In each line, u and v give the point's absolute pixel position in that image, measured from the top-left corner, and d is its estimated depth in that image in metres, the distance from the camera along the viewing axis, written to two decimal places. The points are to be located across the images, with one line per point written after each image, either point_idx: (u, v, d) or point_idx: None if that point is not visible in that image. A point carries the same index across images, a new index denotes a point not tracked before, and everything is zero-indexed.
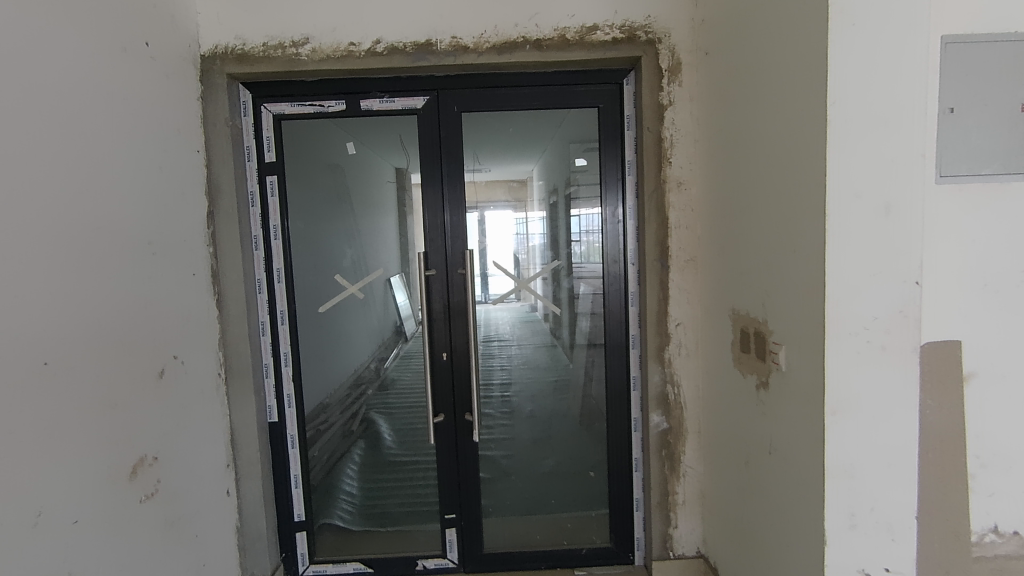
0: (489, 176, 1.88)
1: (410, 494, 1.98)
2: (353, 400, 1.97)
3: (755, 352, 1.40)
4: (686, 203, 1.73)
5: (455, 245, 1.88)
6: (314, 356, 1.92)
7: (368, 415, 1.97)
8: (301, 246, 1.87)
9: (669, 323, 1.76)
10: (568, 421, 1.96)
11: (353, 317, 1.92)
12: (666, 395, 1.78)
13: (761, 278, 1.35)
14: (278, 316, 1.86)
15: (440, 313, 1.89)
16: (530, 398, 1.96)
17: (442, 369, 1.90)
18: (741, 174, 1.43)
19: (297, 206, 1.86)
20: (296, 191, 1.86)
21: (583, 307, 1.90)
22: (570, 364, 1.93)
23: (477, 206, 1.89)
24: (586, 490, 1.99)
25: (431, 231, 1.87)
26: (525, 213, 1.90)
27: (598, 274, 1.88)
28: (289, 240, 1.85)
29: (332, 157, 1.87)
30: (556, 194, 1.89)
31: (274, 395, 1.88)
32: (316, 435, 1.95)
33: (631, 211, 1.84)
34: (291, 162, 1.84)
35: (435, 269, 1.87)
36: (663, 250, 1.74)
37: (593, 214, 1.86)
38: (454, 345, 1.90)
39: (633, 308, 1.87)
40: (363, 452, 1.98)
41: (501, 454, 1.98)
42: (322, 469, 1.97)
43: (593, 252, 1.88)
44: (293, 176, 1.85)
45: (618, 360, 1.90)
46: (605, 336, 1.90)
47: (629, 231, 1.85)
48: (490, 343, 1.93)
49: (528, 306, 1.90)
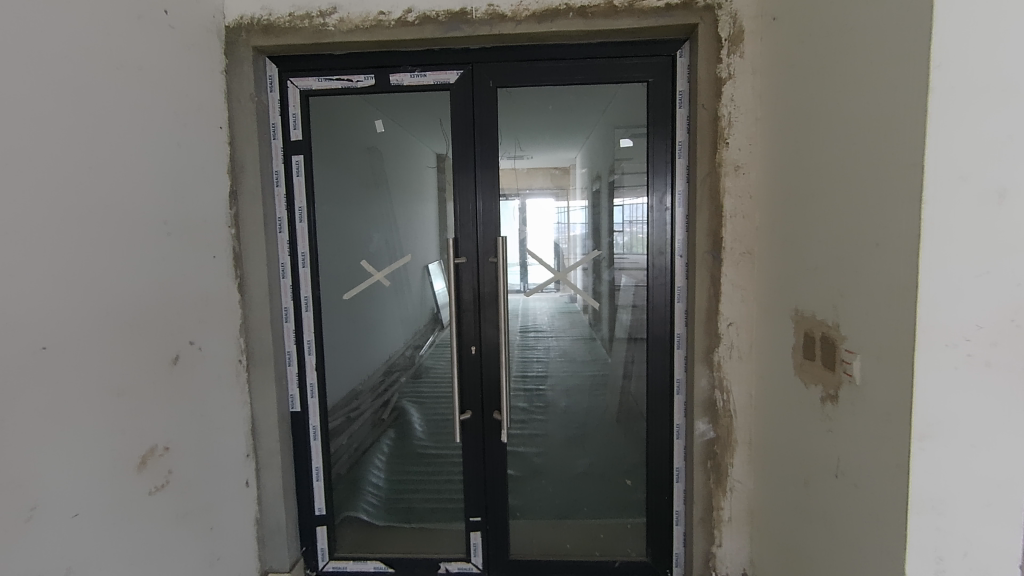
0: (531, 163, 1.75)
1: (436, 490, 1.88)
2: (386, 386, 1.90)
3: (822, 360, 1.23)
4: (743, 190, 1.55)
5: (487, 231, 1.76)
6: (339, 345, 1.84)
7: (400, 404, 1.89)
8: (328, 229, 1.79)
9: (720, 322, 1.59)
10: (605, 423, 1.83)
11: (382, 305, 1.84)
12: (714, 401, 1.62)
13: (833, 275, 1.17)
14: (302, 302, 1.78)
15: (471, 304, 1.77)
16: (564, 392, 1.84)
17: (471, 363, 1.79)
18: (811, 155, 1.24)
19: (323, 186, 1.78)
20: (322, 172, 1.77)
21: (625, 300, 1.75)
22: (608, 359, 1.79)
23: (518, 194, 1.76)
24: (622, 497, 1.85)
25: (463, 216, 1.75)
26: (566, 203, 1.78)
27: (642, 266, 1.72)
28: (315, 223, 1.77)
29: (370, 140, 1.77)
30: (599, 181, 1.75)
31: (297, 384, 1.80)
32: (342, 425, 1.88)
33: (681, 197, 1.67)
34: (319, 141, 1.76)
35: (466, 257, 1.75)
36: (715, 242, 1.57)
37: (638, 204, 1.71)
38: (483, 339, 1.78)
39: (680, 304, 1.71)
40: (390, 444, 1.90)
41: (530, 452, 1.86)
42: (349, 459, 1.90)
43: (637, 243, 1.72)
44: (319, 155, 1.76)
45: (661, 360, 1.74)
46: (648, 331, 1.75)
47: (678, 220, 1.68)
48: (527, 335, 1.81)
49: (568, 297, 1.77)
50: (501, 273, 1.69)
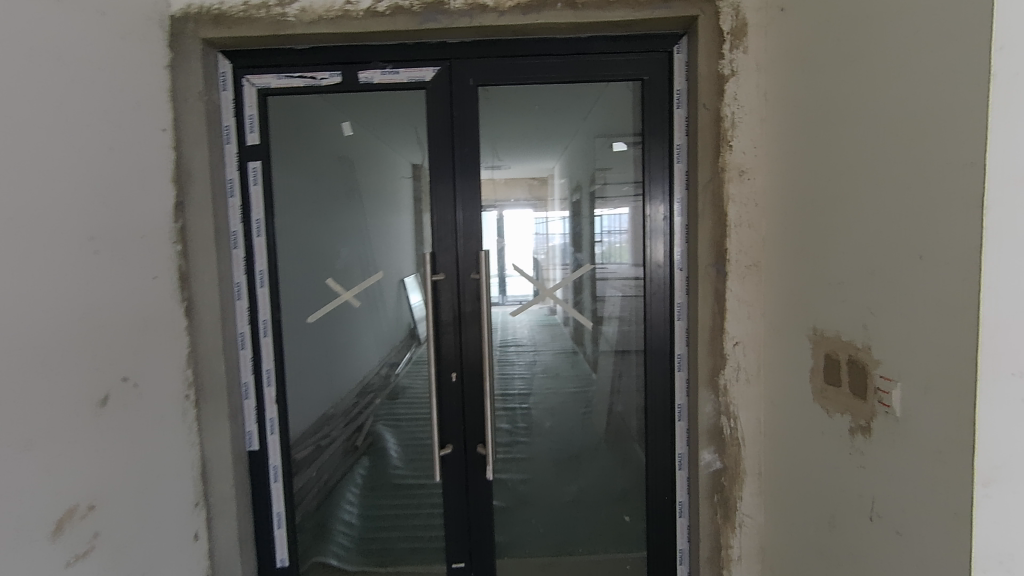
0: (508, 174, 1.61)
1: (416, 527, 1.69)
2: (358, 409, 1.71)
3: (850, 386, 1.09)
4: (748, 197, 1.42)
5: (468, 246, 1.59)
6: (303, 372, 1.65)
7: (375, 428, 1.70)
8: (291, 243, 1.60)
9: (725, 341, 1.45)
10: (599, 449, 1.69)
11: (353, 328, 1.65)
12: (720, 428, 1.48)
13: (856, 286, 1.05)
14: (261, 326, 1.59)
15: (450, 324, 1.60)
16: (552, 413, 1.69)
17: (451, 391, 1.61)
18: (832, 158, 1.12)
19: (283, 195, 1.60)
20: (281, 179, 1.59)
21: (610, 310, 1.62)
22: (594, 375, 1.66)
23: (495, 204, 1.61)
24: (617, 530, 1.71)
25: (442, 228, 1.59)
26: (545, 213, 1.64)
27: (628, 276, 1.60)
28: (276, 236, 1.59)
29: (341, 148, 1.61)
30: (580, 191, 1.62)
31: (255, 419, 1.60)
32: (311, 456, 1.69)
33: (681, 206, 1.54)
34: (278, 144, 1.58)
35: (444, 273, 1.58)
36: (719, 255, 1.44)
37: (620, 214, 1.60)
38: (465, 364, 1.60)
39: (681, 322, 1.56)
40: (366, 471, 1.71)
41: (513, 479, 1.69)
42: (318, 494, 1.70)
43: (615, 252, 1.61)
44: (279, 161, 1.59)
45: (661, 382, 1.60)
46: (646, 341, 1.60)
47: (678, 231, 1.55)
48: (506, 348, 1.66)
49: (547, 306, 1.62)
50: (484, 289, 1.52)
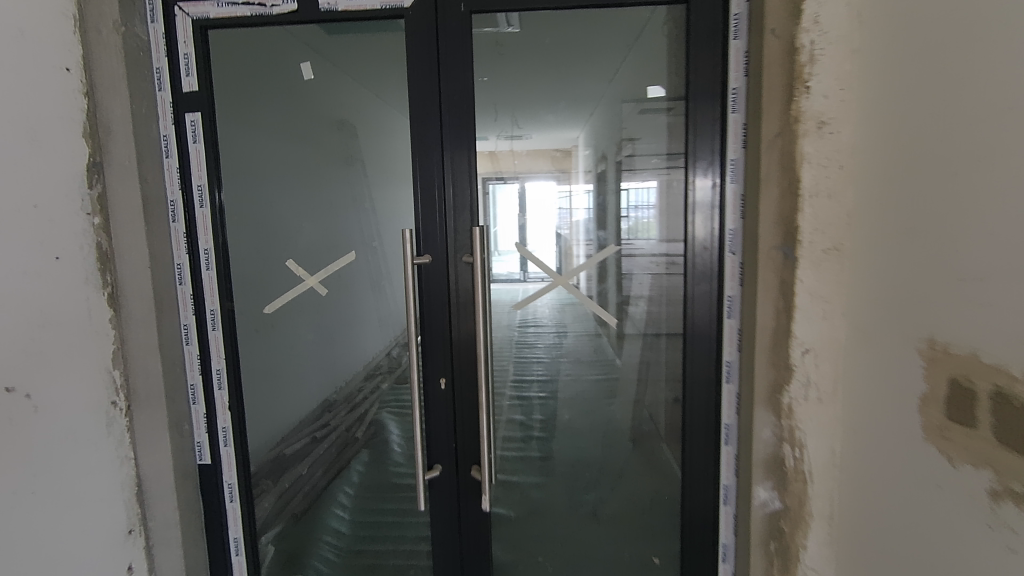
0: (529, 145, 1.35)
1: (410, 541, 1.44)
2: (363, 395, 1.46)
3: (995, 432, 0.78)
4: (829, 155, 1.04)
5: (459, 219, 1.27)
6: (278, 368, 1.43)
7: (378, 417, 1.44)
8: (260, 218, 1.35)
9: (792, 347, 1.11)
10: (625, 458, 1.44)
11: (345, 317, 1.42)
12: (780, 458, 1.16)
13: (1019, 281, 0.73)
14: (207, 318, 1.31)
15: (438, 317, 1.28)
16: (578, 408, 1.43)
17: (440, 400, 1.30)
18: (988, 94, 0.76)
19: (248, 161, 1.34)
20: (239, 137, 1.32)
21: (638, 290, 1.34)
22: (616, 359, 1.39)
23: (518, 176, 1.34)
24: (641, 558, 1.44)
25: (427, 198, 1.27)
26: (569, 186, 1.37)
27: (659, 252, 1.31)
28: (222, 208, 1.30)
29: (341, 110, 1.34)
30: (605, 162, 1.35)
31: (205, 429, 1.35)
32: (298, 454, 1.47)
33: (735, 169, 1.20)
34: (243, 96, 1.32)
35: (430, 256, 1.26)
36: (788, 235, 1.09)
37: (646, 187, 1.31)
38: (456, 368, 1.30)
39: (731, 319, 1.24)
40: (362, 468, 1.45)
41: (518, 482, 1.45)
42: (303, 498, 1.47)
43: (642, 228, 1.31)
44: (224, 116, 1.30)
45: (705, 393, 1.29)
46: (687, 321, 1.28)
47: (732, 204, 1.21)
48: (525, 330, 1.40)
49: (569, 285, 1.33)
50: (480, 274, 1.17)
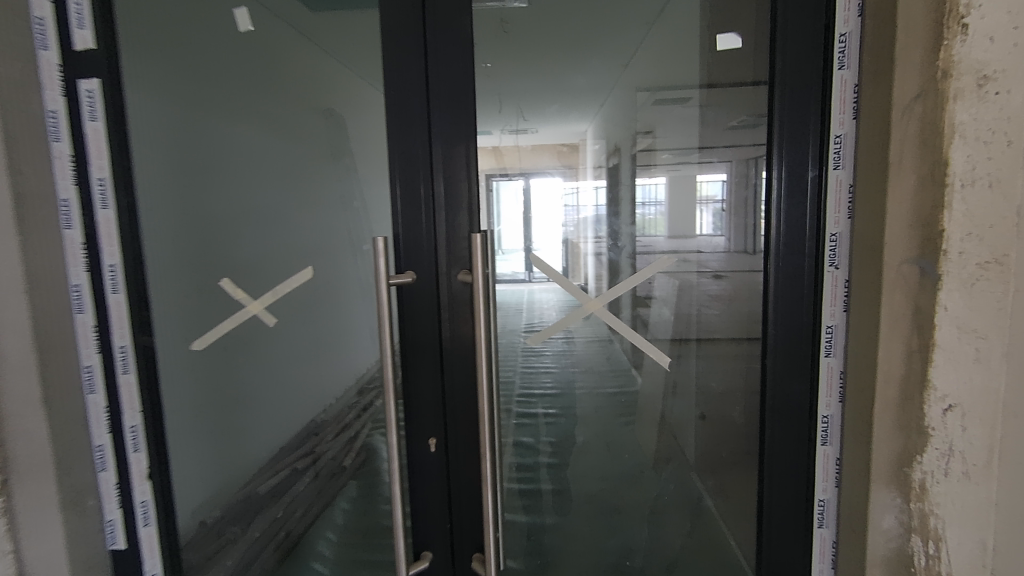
0: (535, 138, 1.54)
1: None
2: (353, 418, 1.30)
3: None
4: (987, 126, 0.69)
5: (455, 222, 0.92)
6: (289, 380, 1.41)
7: (370, 441, 1.29)
8: (236, 226, 1.22)
9: (932, 400, 0.76)
10: (668, 490, 1.77)
11: (332, 334, 1.27)
12: (908, 557, 0.80)
13: None
14: (117, 358, 0.99)
15: (427, 355, 0.94)
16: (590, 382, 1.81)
17: (430, 466, 0.96)
18: None
19: (215, 160, 1.19)
20: (207, 135, 1.18)
21: None
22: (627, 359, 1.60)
23: (507, 175, 1.22)
24: None
25: (412, 193, 0.92)
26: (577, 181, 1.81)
27: None
28: (171, 214, 1.11)
29: (330, 99, 1.13)
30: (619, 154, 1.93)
31: (119, 501, 1.02)
32: (277, 491, 1.41)
33: (844, 148, 0.84)
34: (211, 89, 1.18)
35: (415, 274, 0.91)
36: (928, 244, 0.74)
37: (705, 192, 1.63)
38: (450, 423, 0.96)
39: (831, 358, 0.88)
40: (348, 505, 1.33)
41: (526, 519, 1.70)
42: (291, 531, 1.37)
43: (650, 223, 1.78)
44: (177, 108, 1.13)
45: (792, 460, 0.94)
46: (766, 355, 0.94)
47: (837, 197, 0.85)
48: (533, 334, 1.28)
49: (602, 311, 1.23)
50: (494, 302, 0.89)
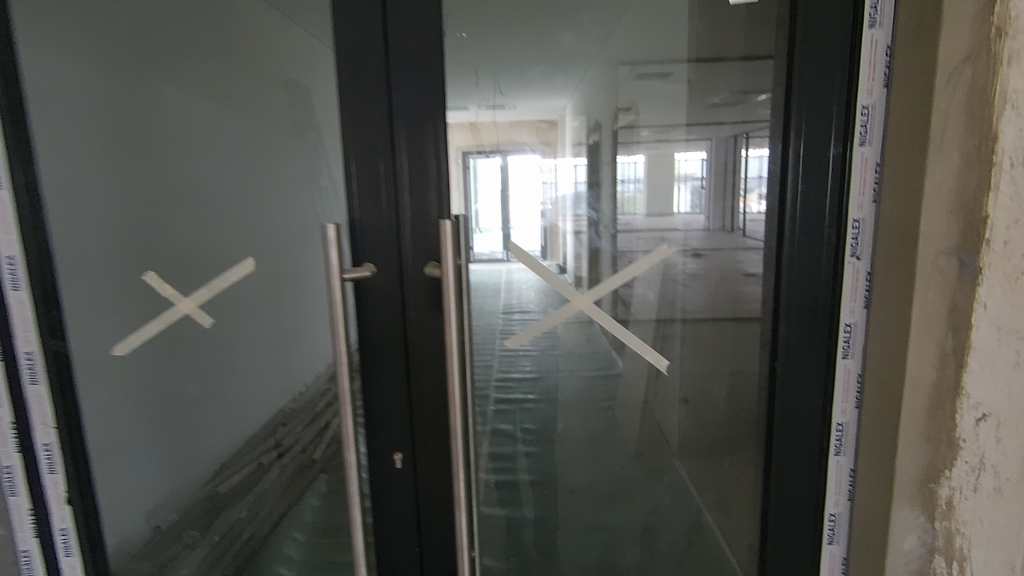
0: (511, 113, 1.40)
1: None
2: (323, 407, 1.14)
3: None
4: None
5: (419, 205, 0.77)
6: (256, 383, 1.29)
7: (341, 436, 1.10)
8: (181, 208, 1.09)
9: (967, 410, 0.67)
10: (663, 503, 1.68)
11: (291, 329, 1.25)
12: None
13: None
14: (23, 368, 0.85)
15: (391, 359, 0.81)
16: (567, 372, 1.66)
17: (398, 485, 0.84)
18: None
19: (163, 134, 1.06)
20: (152, 108, 1.07)
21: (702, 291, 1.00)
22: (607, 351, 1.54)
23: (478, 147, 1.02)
24: None
25: (370, 171, 0.77)
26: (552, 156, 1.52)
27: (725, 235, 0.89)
28: (109, 194, 1.01)
29: (290, 69, 1.00)
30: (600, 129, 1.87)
31: (34, 530, 0.88)
32: (240, 488, 1.29)
33: (872, 120, 0.75)
34: (155, 55, 1.07)
35: (373, 266, 0.77)
36: (969, 230, 0.64)
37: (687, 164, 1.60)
38: (418, 437, 0.83)
39: (849, 359, 0.79)
40: (317, 504, 1.17)
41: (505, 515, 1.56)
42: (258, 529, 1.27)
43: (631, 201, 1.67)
44: (115, 82, 1.04)
45: (801, 471, 0.85)
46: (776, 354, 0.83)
47: (862, 176, 0.76)
48: (511, 316, 1.15)
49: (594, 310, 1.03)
50: (467, 299, 0.77)
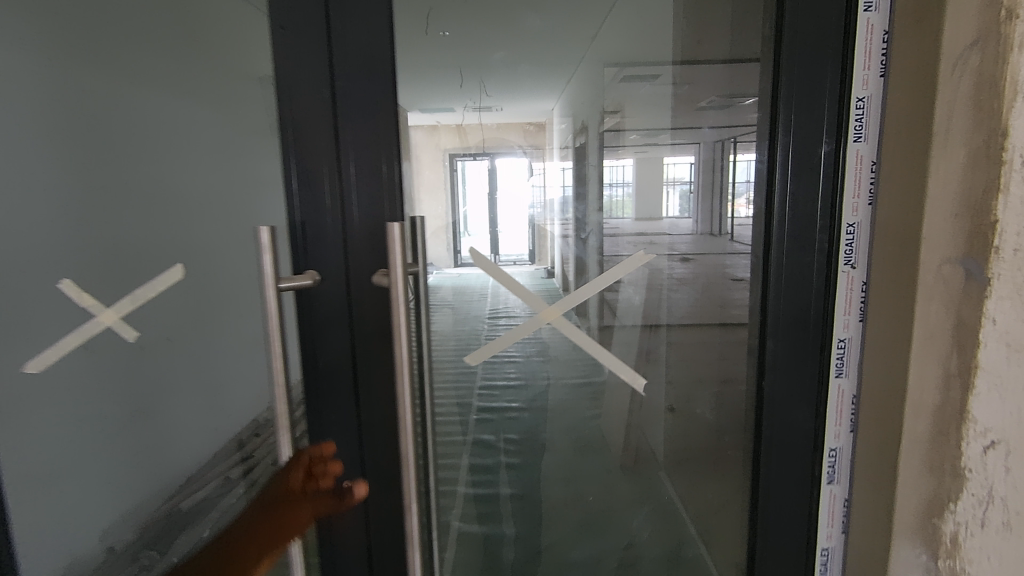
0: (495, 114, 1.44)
1: None
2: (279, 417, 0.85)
3: None
4: None
5: (369, 206, 0.69)
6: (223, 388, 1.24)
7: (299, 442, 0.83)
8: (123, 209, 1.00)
9: (972, 443, 0.58)
10: (643, 535, 1.53)
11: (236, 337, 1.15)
12: None
13: None
14: None
15: (337, 378, 0.72)
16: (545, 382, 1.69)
17: (350, 518, 0.76)
18: None
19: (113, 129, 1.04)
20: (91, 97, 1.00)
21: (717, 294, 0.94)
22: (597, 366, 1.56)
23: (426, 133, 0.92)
24: None
25: (311, 167, 0.67)
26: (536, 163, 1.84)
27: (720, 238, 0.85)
28: (54, 195, 0.95)
29: (246, 61, 0.91)
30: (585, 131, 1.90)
31: None
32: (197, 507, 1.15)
33: (866, 115, 0.69)
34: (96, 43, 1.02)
35: (316, 274, 0.68)
36: (976, 236, 0.56)
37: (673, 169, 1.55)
38: (371, 465, 0.75)
39: (842, 378, 0.74)
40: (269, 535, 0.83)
41: (482, 530, 1.48)
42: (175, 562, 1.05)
43: (617, 206, 1.77)
44: (56, 79, 0.97)
45: (793, 500, 0.77)
46: (765, 371, 0.76)
47: (856, 176, 0.70)
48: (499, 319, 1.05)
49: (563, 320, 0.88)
50: (424, 310, 0.69)
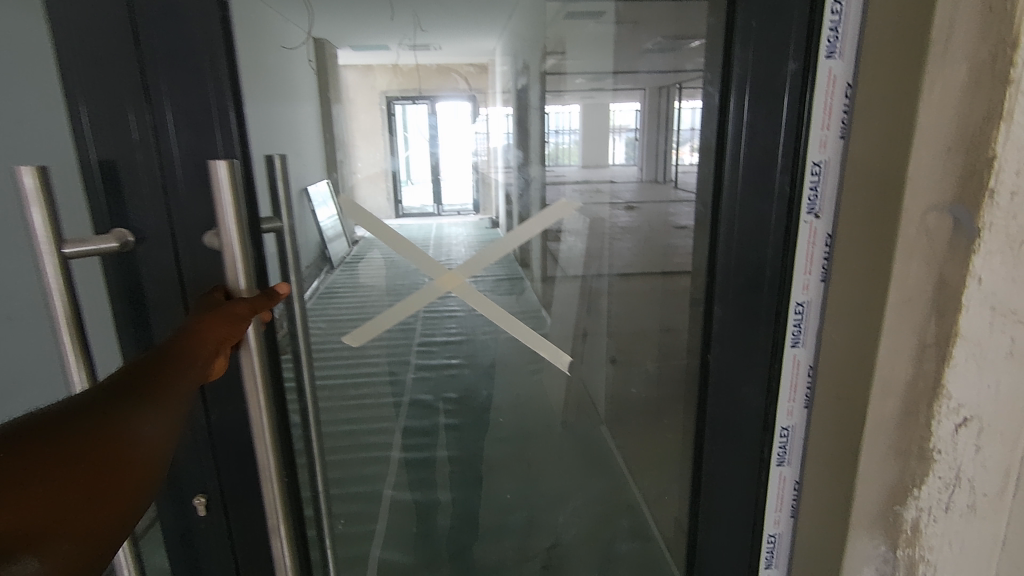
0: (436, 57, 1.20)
1: None
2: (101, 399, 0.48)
3: None
4: None
5: (204, 138, 0.51)
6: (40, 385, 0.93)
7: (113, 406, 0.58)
8: None
9: (945, 419, 0.51)
10: (570, 532, 1.30)
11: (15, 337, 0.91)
12: None
13: None
14: None
15: None
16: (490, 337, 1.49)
17: (210, 532, 0.60)
18: None
19: None
20: None
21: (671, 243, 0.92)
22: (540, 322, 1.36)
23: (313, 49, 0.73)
24: None
25: (102, 82, 0.48)
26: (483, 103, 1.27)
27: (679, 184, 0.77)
28: None
29: None
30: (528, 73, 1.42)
31: None
32: None
33: (840, 24, 0.56)
34: None
35: (127, 235, 0.50)
36: (969, 177, 0.46)
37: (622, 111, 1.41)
38: (228, 470, 0.59)
39: (799, 348, 0.64)
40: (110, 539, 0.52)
41: (412, 497, 1.38)
42: None
43: (563, 153, 1.43)
44: None
45: (738, 484, 0.69)
46: (716, 339, 0.64)
47: (825, 102, 0.58)
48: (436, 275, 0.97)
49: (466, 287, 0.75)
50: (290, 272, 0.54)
